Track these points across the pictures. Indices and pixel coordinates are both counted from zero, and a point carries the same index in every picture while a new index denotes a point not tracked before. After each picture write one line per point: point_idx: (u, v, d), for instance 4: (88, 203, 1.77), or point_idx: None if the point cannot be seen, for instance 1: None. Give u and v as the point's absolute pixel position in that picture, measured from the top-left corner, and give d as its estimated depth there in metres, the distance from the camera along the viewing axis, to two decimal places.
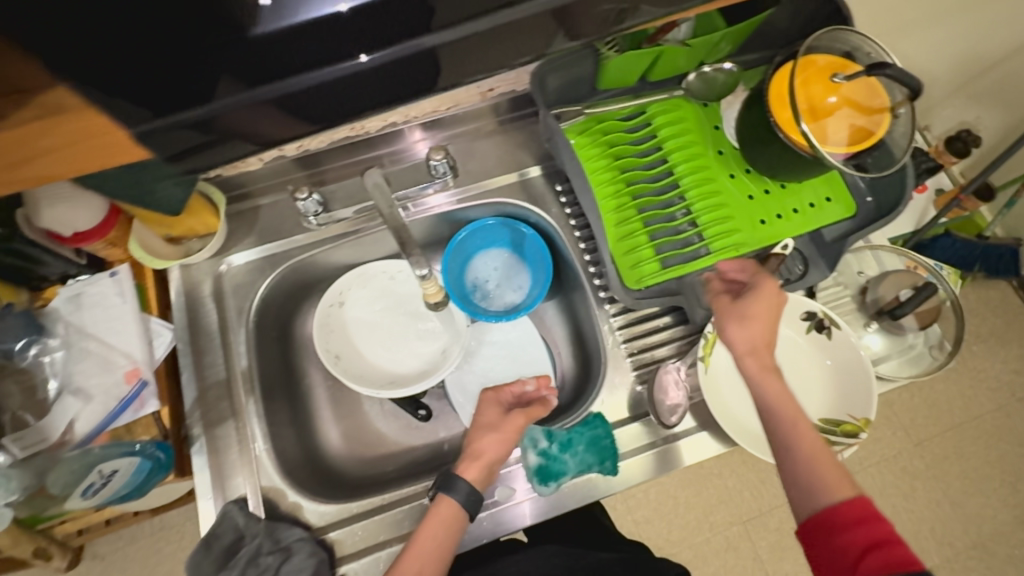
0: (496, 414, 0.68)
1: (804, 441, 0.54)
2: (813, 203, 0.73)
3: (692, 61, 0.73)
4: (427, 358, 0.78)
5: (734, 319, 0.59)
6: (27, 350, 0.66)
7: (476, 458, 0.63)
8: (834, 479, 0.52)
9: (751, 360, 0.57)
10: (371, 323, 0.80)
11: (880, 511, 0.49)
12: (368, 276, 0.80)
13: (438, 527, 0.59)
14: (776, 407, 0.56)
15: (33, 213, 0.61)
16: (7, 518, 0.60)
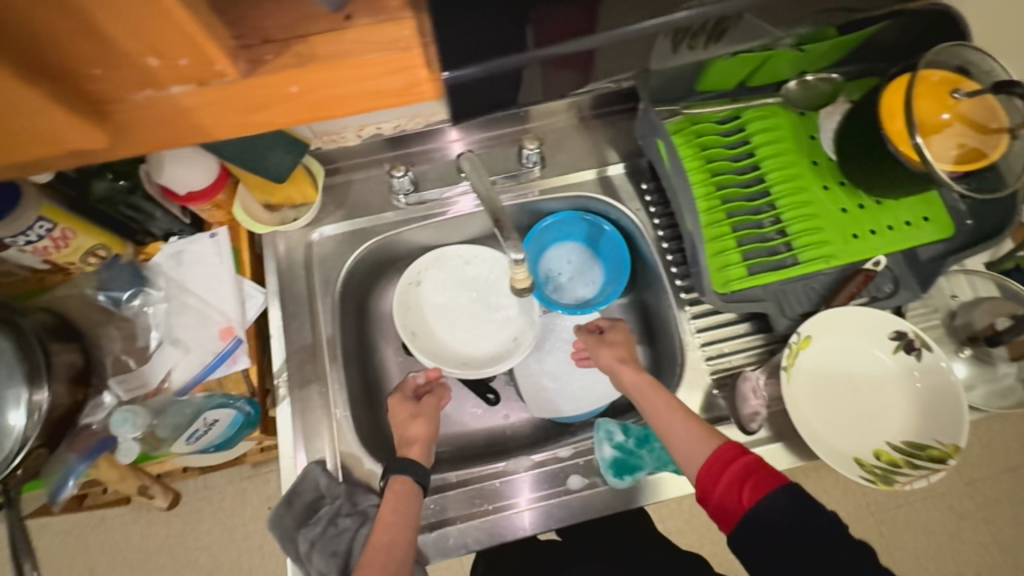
0: (404, 413, 0.71)
1: (677, 422, 0.63)
2: (909, 221, 0.71)
3: (797, 67, 0.72)
4: (500, 344, 0.80)
5: (603, 345, 0.74)
6: (132, 300, 0.70)
7: (412, 444, 0.69)
8: (693, 439, 0.60)
9: (626, 366, 0.71)
10: (446, 304, 0.81)
11: (746, 448, 0.56)
12: (447, 257, 0.81)
13: (397, 504, 0.60)
14: (650, 404, 0.66)
15: (154, 171, 0.63)
16: (131, 452, 0.61)
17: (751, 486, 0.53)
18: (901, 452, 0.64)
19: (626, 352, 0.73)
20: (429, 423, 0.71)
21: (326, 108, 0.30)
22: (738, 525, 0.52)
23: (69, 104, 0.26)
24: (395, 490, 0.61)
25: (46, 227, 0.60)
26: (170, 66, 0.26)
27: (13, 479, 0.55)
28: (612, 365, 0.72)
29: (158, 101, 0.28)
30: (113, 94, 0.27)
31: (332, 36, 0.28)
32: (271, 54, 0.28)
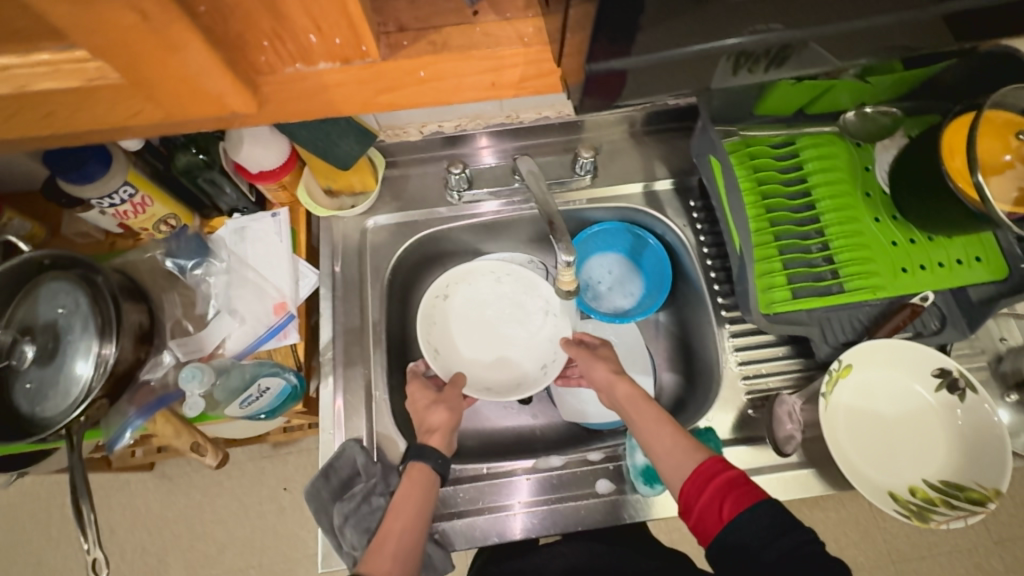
0: (424, 400, 0.70)
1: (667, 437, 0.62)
2: (960, 259, 0.69)
3: (858, 99, 0.73)
4: (528, 367, 0.79)
5: (598, 358, 0.74)
6: (196, 269, 0.73)
7: (433, 431, 0.67)
8: (681, 453, 0.60)
9: (619, 380, 0.71)
10: (476, 319, 0.80)
11: (732, 462, 0.56)
12: (477, 274, 0.80)
13: (414, 490, 0.61)
14: (639, 416, 0.66)
15: (232, 148, 0.66)
16: (198, 406, 0.63)
17: (732, 500, 0.52)
18: (937, 490, 0.64)
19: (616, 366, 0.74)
20: (451, 412, 0.69)
21: (445, 92, 0.37)
22: (716, 538, 0.52)
23: (240, 74, 0.32)
24: (413, 476, 0.63)
25: (129, 192, 0.64)
26: (325, 42, 0.32)
27: (75, 425, 0.58)
28: (604, 377, 0.72)
29: (304, 75, 0.34)
30: (272, 66, 0.33)
31: (464, 28, 0.35)
32: (407, 40, 0.35)
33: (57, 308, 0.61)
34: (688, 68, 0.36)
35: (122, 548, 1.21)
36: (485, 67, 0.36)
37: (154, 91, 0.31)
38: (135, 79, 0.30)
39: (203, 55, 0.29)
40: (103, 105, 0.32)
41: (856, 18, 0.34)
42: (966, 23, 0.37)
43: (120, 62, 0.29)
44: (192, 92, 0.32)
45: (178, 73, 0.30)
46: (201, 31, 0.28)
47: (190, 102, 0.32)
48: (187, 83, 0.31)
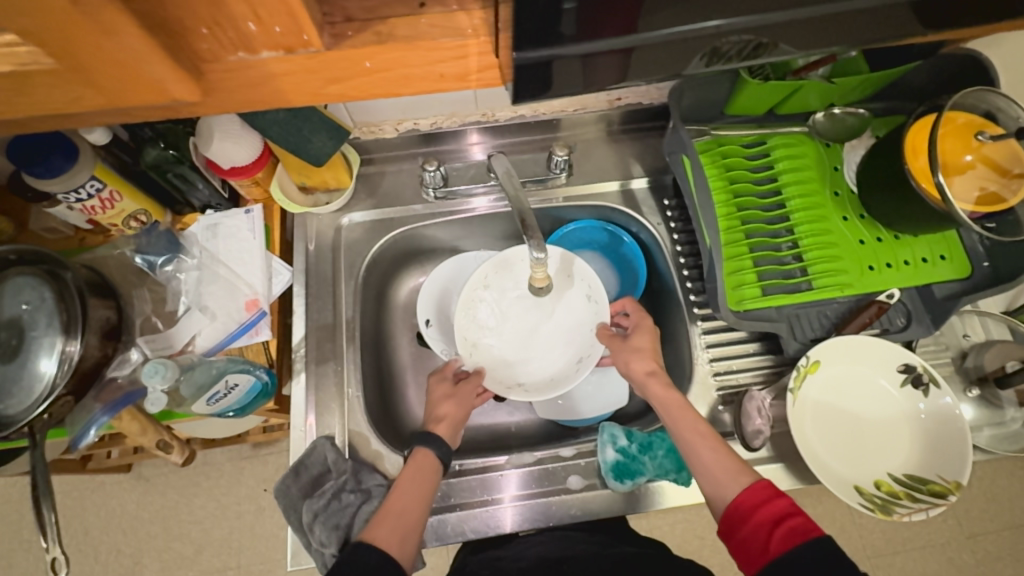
0: (441, 391, 0.72)
1: (704, 450, 0.60)
2: (925, 257, 0.71)
3: (825, 101, 0.74)
4: (562, 362, 0.76)
5: (632, 352, 0.70)
6: (166, 266, 0.73)
7: (441, 420, 0.69)
8: (724, 475, 0.57)
9: (653, 380, 0.68)
10: (511, 309, 0.77)
11: (785, 491, 0.53)
12: (508, 263, 0.77)
13: (416, 475, 0.62)
14: (676, 421, 0.64)
15: (202, 143, 0.65)
16: (160, 402, 0.62)
17: (781, 531, 0.49)
18: (902, 484, 0.65)
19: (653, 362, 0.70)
20: (460, 406, 0.71)
21: (394, 82, 0.37)
22: (760, 568, 0.49)
23: (180, 61, 0.32)
24: (418, 460, 0.63)
25: (97, 186, 0.63)
26: (266, 31, 0.32)
27: (39, 422, 0.57)
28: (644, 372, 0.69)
29: (249, 64, 0.34)
30: (215, 54, 0.33)
31: (409, 19, 0.36)
32: (352, 31, 0.35)
33: (21, 303, 0.59)
34: (635, 60, 0.36)
35: (97, 550, 1.19)
36: (431, 58, 0.36)
37: (92, 77, 0.31)
38: (74, 64, 0.30)
39: (140, 41, 0.29)
40: (43, 89, 0.32)
41: (801, 10, 0.35)
42: (910, 15, 0.38)
43: (53, 48, 0.28)
44: (133, 78, 0.31)
45: (115, 58, 0.30)
46: (136, 17, 0.28)
47: (132, 90, 0.32)
48: (125, 68, 0.31)
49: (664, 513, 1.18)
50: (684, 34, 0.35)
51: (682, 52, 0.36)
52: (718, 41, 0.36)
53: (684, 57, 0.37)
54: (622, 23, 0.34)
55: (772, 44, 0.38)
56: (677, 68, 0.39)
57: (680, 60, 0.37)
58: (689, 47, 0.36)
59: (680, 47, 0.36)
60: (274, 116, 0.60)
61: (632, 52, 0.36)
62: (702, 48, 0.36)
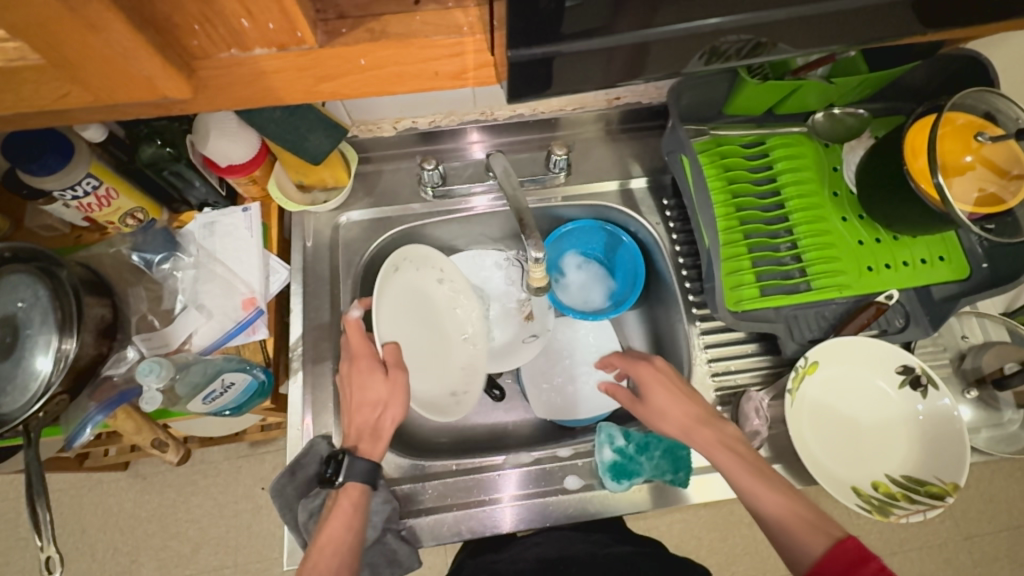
0: (375, 396, 0.63)
1: (773, 507, 0.57)
2: (924, 258, 0.71)
3: (824, 101, 0.73)
4: (440, 387, 0.75)
5: (661, 407, 0.66)
6: (163, 264, 0.73)
7: (379, 437, 0.63)
8: (804, 529, 0.54)
9: (697, 430, 0.64)
10: (421, 321, 0.75)
11: (874, 552, 0.49)
12: (427, 263, 0.77)
13: (346, 515, 0.59)
14: (737, 475, 0.60)
15: (199, 141, 0.65)
16: (154, 401, 0.61)
17: None
18: (899, 485, 0.65)
19: (692, 405, 0.65)
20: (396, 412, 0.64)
21: (387, 80, 0.37)
22: None
23: (170, 57, 0.32)
24: (345, 500, 0.60)
25: (92, 183, 0.63)
26: (259, 28, 0.32)
27: (34, 421, 0.56)
28: (682, 421, 0.65)
29: (241, 61, 0.34)
30: (206, 51, 0.33)
31: (403, 16, 0.35)
32: (345, 28, 0.35)
33: (17, 301, 0.59)
34: (632, 60, 0.36)
35: (94, 548, 1.19)
36: (425, 56, 0.36)
37: (81, 73, 0.31)
38: (62, 59, 0.30)
39: (127, 36, 0.29)
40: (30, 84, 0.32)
41: (798, 8, 0.35)
42: (913, 14, 0.37)
43: (41, 44, 0.28)
44: (124, 74, 0.31)
45: (102, 53, 0.30)
46: (125, 12, 0.28)
47: (120, 85, 0.32)
48: (114, 65, 0.31)
49: (661, 513, 1.18)
50: (682, 35, 0.34)
51: (677, 53, 0.36)
52: (715, 40, 0.36)
53: (683, 57, 0.37)
54: (617, 20, 0.33)
55: (771, 43, 0.38)
56: (674, 67, 0.38)
57: (676, 60, 0.37)
58: (686, 47, 0.36)
59: (677, 47, 0.35)
60: (271, 114, 0.60)
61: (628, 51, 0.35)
62: (699, 47, 0.36)
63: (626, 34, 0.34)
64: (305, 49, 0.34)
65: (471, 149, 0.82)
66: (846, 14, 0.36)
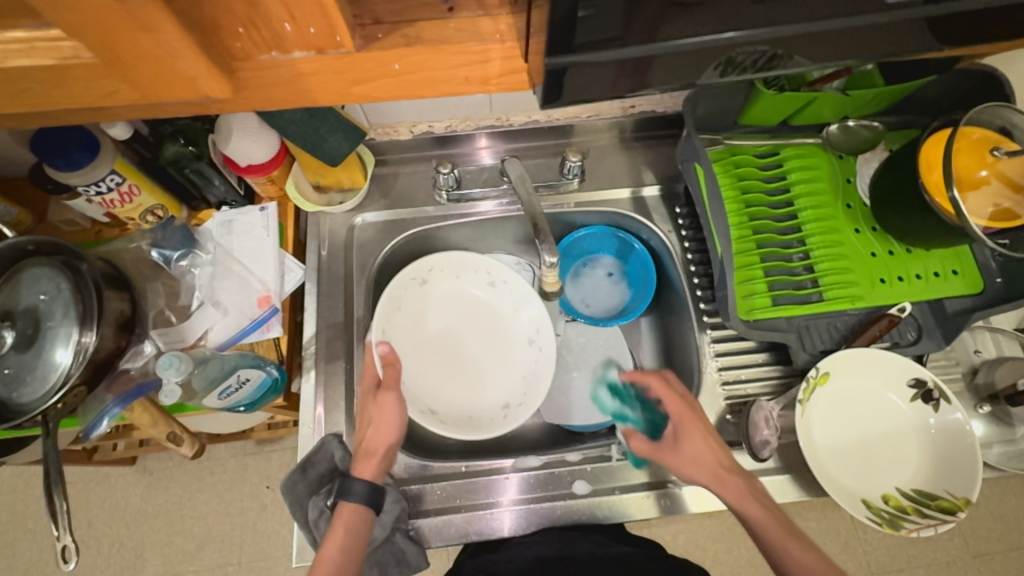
0: (375, 413, 0.64)
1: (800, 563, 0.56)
2: (937, 272, 0.70)
3: (839, 113, 0.74)
4: (492, 403, 0.74)
5: (692, 451, 0.64)
6: (181, 260, 0.73)
7: (372, 454, 0.62)
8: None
9: (724, 475, 0.63)
10: (476, 330, 0.78)
11: None
12: (468, 267, 0.78)
13: (343, 536, 0.58)
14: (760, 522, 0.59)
15: (221, 140, 0.66)
16: (174, 394, 0.63)
17: None
18: (909, 498, 0.64)
19: (716, 448, 0.64)
20: (394, 430, 0.63)
21: (418, 84, 0.38)
22: None
23: (213, 59, 0.33)
24: (343, 518, 0.60)
25: (116, 180, 0.65)
26: (300, 31, 0.33)
27: (53, 412, 0.57)
28: (704, 476, 0.63)
29: (280, 63, 0.35)
30: (247, 53, 0.34)
31: (437, 23, 0.36)
32: (381, 32, 0.36)
33: (39, 294, 0.60)
34: (652, 68, 0.36)
35: (100, 541, 1.19)
36: (457, 62, 0.37)
37: (129, 71, 0.32)
38: (109, 58, 0.31)
39: (175, 37, 0.30)
40: (77, 82, 0.32)
41: (818, 22, 0.35)
42: (936, 28, 0.37)
43: (94, 43, 0.29)
44: (171, 73, 0.32)
45: (151, 53, 0.31)
46: (176, 14, 0.29)
47: (164, 85, 0.33)
48: (161, 65, 0.31)
49: (666, 522, 1.17)
50: (701, 46, 0.35)
51: (694, 64, 0.37)
52: (733, 52, 0.36)
53: (699, 67, 0.37)
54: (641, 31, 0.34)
55: (787, 55, 0.38)
56: (690, 78, 0.39)
57: (693, 70, 0.38)
58: (701, 59, 0.36)
59: (694, 58, 0.36)
60: (291, 116, 0.60)
61: (642, 62, 0.35)
62: (716, 58, 0.37)
63: (647, 45, 0.34)
64: (343, 55, 0.35)
65: (477, 154, 0.82)
66: (859, 29, 0.36)
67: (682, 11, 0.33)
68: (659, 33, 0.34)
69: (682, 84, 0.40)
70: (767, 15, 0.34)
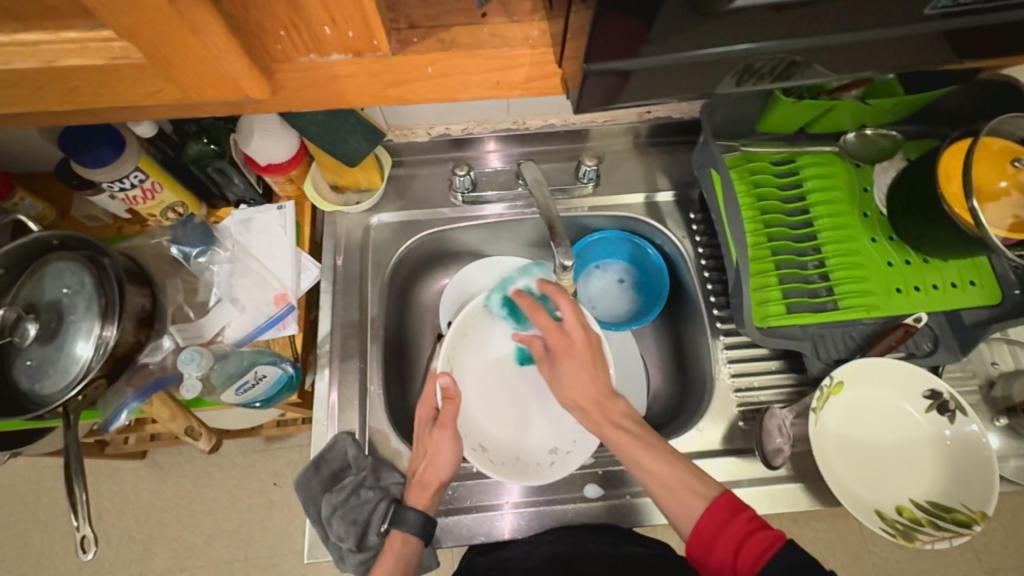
0: (431, 448, 0.63)
1: (665, 484, 0.57)
2: (954, 282, 0.70)
3: (857, 121, 0.73)
4: (541, 446, 0.72)
5: (569, 374, 0.65)
6: (200, 257, 0.74)
7: (426, 486, 0.63)
8: (687, 493, 0.56)
9: (593, 401, 0.64)
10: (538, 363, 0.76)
11: (743, 502, 0.53)
12: (535, 297, 0.75)
13: (396, 565, 0.60)
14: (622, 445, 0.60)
15: (242, 140, 0.67)
16: (195, 389, 0.64)
17: (749, 550, 0.49)
18: (924, 510, 0.64)
19: (591, 374, 0.64)
20: (445, 464, 0.63)
21: (450, 88, 0.40)
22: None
23: (254, 60, 0.34)
24: (395, 547, 0.61)
25: (140, 177, 0.66)
26: (339, 35, 0.33)
27: (73, 404, 0.59)
28: (579, 400, 0.64)
29: (317, 65, 0.36)
30: (286, 55, 0.35)
31: (471, 28, 0.38)
32: (417, 37, 0.37)
33: (63, 287, 0.61)
34: (671, 78, 0.36)
35: (109, 535, 1.20)
36: (493, 66, 0.39)
37: (174, 71, 0.33)
38: (155, 58, 0.32)
39: (220, 39, 0.31)
40: (123, 81, 0.34)
41: (846, 33, 0.35)
42: (960, 41, 0.37)
43: (143, 44, 0.30)
44: (214, 73, 0.33)
45: (197, 55, 0.31)
46: (223, 17, 0.30)
47: (206, 85, 0.34)
48: (205, 66, 0.32)
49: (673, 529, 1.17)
50: (719, 57, 0.35)
51: (712, 74, 0.37)
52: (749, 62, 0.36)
53: (718, 76, 0.37)
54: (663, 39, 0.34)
55: (799, 61, 0.37)
56: (709, 87, 0.39)
57: (711, 79, 0.37)
58: (715, 70, 0.36)
59: (711, 68, 0.36)
60: (313, 116, 0.62)
61: (653, 71, 0.35)
62: (731, 68, 0.36)
63: (670, 55, 0.34)
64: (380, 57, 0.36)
65: (484, 158, 0.83)
66: (877, 41, 0.36)
67: (700, 21, 0.32)
68: (680, 44, 0.33)
69: (701, 92, 0.40)
70: (782, 26, 0.33)
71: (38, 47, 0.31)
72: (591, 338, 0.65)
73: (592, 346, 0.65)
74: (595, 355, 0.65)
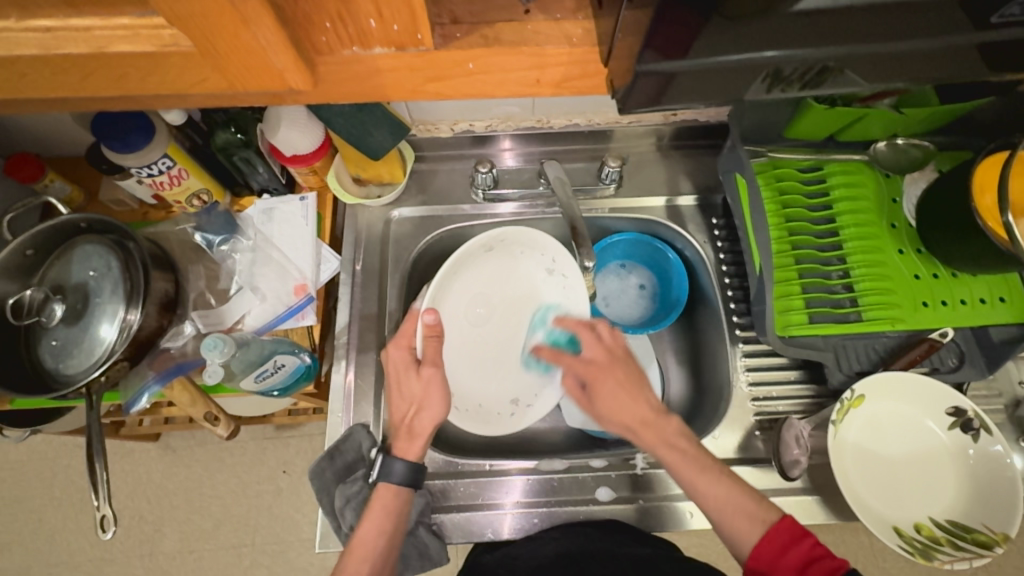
0: (404, 368, 0.63)
1: (734, 520, 0.55)
2: (983, 298, 0.68)
3: (889, 130, 0.72)
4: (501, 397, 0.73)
5: (620, 390, 0.64)
6: (222, 245, 0.75)
7: (415, 436, 0.62)
8: (739, 516, 0.55)
9: (646, 430, 0.62)
10: (511, 312, 0.74)
11: (805, 528, 0.53)
12: (537, 245, 0.73)
13: (381, 518, 0.60)
14: (677, 464, 0.59)
15: (269, 130, 0.68)
16: (217, 374, 0.64)
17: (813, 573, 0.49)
18: (943, 529, 0.63)
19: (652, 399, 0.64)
20: (425, 392, 0.62)
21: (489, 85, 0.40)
22: None
23: (300, 53, 0.34)
24: (384, 497, 0.60)
25: (167, 163, 0.66)
26: (384, 28, 0.34)
27: (96, 385, 0.59)
28: (626, 423, 0.63)
29: (360, 58, 0.36)
30: (331, 47, 0.35)
31: (514, 25, 0.39)
32: (460, 32, 0.38)
33: (89, 270, 0.62)
34: (702, 82, 0.35)
35: (120, 514, 1.22)
36: (531, 64, 0.39)
37: (221, 61, 0.33)
38: (204, 48, 0.32)
39: (270, 31, 0.31)
40: (170, 70, 0.34)
41: (893, 43, 0.33)
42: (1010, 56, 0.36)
43: (193, 32, 0.31)
44: (260, 64, 0.34)
45: (245, 46, 0.32)
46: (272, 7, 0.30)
47: (253, 75, 0.35)
48: (253, 57, 0.33)
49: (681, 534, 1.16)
50: (753, 61, 0.33)
51: (743, 79, 0.36)
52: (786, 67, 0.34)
53: (742, 82, 0.36)
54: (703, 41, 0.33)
55: (839, 70, 0.36)
56: (741, 91, 0.38)
57: (743, 83, 0.36)
58: (749, 74, 0.35)
59: (747, 73, 0.35)
60: (341, 108, 0.60)
61: (692, 75, 0.34)
62: (766, 75, 0.36)
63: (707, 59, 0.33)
64: (423, 54, 0.36)
65: (502, 155, 0.82)
66: (919, 55, 0.35)
67: (722, 21, 0.30)
68: (721, 46, 0.32)
69: (729, 98, 0.39)
70: (816, 34, 0.32)
71: (91, 33, 0.32)
72: (620, 360, 0.66)
73: (630, 367, 0.66)
74: (627, 371, 0.65)
